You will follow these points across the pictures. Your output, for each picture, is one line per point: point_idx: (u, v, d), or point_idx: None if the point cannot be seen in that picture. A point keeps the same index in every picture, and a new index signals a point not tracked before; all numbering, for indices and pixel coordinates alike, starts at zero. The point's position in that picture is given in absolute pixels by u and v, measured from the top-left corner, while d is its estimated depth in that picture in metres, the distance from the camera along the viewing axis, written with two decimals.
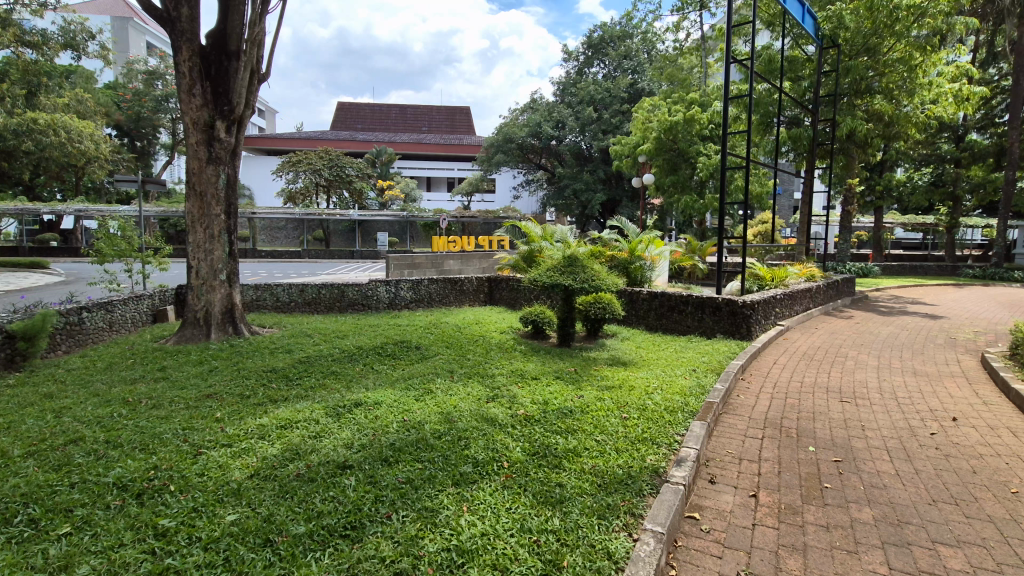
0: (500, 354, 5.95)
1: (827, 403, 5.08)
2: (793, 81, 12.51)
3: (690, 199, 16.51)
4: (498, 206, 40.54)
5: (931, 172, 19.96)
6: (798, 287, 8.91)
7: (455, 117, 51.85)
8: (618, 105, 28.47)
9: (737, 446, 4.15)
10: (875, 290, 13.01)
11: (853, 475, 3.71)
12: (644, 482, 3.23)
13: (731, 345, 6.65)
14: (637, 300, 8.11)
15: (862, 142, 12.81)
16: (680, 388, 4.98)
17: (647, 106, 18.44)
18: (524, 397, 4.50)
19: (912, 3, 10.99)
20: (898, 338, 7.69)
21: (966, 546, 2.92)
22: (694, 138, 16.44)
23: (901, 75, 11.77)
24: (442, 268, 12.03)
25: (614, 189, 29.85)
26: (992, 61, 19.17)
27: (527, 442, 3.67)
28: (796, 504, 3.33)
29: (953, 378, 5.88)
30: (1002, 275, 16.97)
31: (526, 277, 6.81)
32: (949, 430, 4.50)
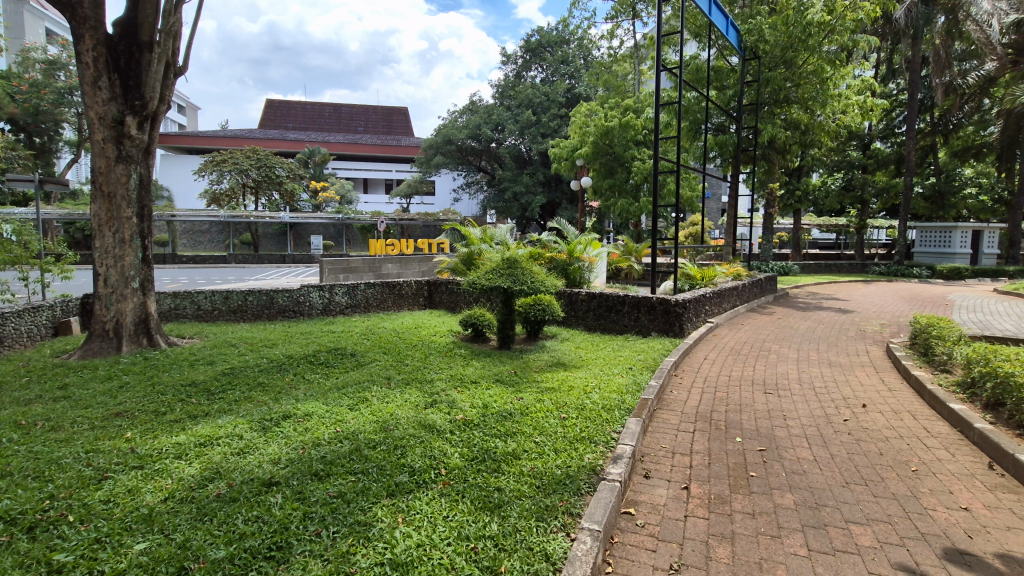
0: (440, 358, 5.87)
1: (752, 395, 5.37)
2: (718, 90, 13.18)
3: (626, 203, 17.04)
4: (438, 209, 40.15)
5: (842, 177, 21.44)
6: (725, 286, 9.36)
7: (392, 117, 50.97)
8: (555, 109, 29.02)
9: (669, 440, 4.28)
10: (795, 287, 13.89)
11: (775, 463, 3.92)
12: (582, 481, 3.27)
13: (665, 343, 6.88)
14: (576, 301, 8.26)
15: (781, 148, 13.66)
16: (617, 386, 5.10)
17: (583, 111, 18.91)
18: (463, 402, 4.45)
19: (823, 20, 11.87)
20: (815, 332, 8.25)
21: (874, 523, 3.15)
22: (629, 143, 17.04)
23: (814, 87, 12.67)
24: (379, 272, 11.78)
25: (553, 191, 30.36)
26: (892, 76, 21.06)
27: (465, 447, 3.62)
28: (724, 494, 3.48)
29: (863, 367, 6.36)
30: (904, 272, 18.62)
31: (464, 280, 6.77)
32: (859, 416, 4.86)
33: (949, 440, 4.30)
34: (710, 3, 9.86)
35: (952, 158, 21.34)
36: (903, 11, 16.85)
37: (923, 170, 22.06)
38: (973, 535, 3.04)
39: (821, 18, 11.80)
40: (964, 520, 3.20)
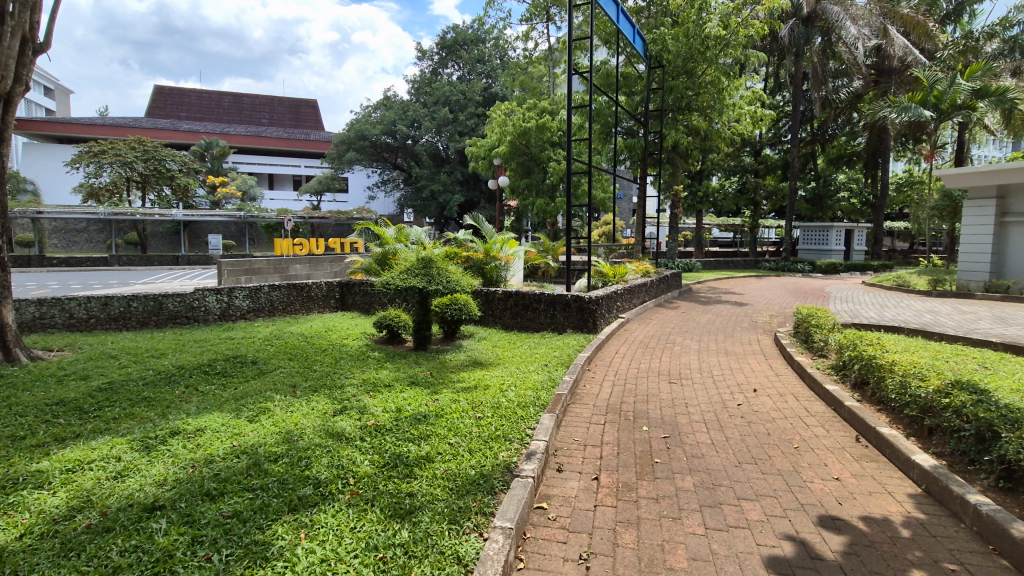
0: (352, 363, 5.64)
1: (658, 386, 5.67)
2: (627, 96, 13.80)
3: (543, 202, 17.38)
4: (352, 207, 38.70)
5: (737, 180, 23.31)
6: (635, 283, 9.81)
7: (300, 110, 48.50)
8: (472, 107, 29.07)
9: (582, 433, 4.42)
10: (698, 283, 14.85)
11: (677, 449, 4.16)
12: (496, 480, 3.27)
13: (579, 339, 7.09)
14: (493, 300, 8.30)
15: (684, 153, 14.57)
16: (533, 383, 5.18)
17: (501, 110, 19.12)
18: (375, 407, 4.31)
19: (719, 34, 12.78)
20: (715, 324, 8.89)
21: (762, 498, 3.43)
22: (544, 143, 17.41)
23: (712, 96, 13.63)
24: (286, 274, 11.18)
25: (471, 190, 30.35)
26: (778, 89, 23.18)
27: (376, 454, 3.50)
28: (631, 481, 3.64)
29: (754, 355, 6.93)
30: (790, 267, 20.53)
31: (378, 281, 6.55)
32: (751, 400, 5.28)
33: (825, 418, 4.80)
34: (618, 12, 10.26)
35: (829, 165, 23.85)
36: (786, 30, 18.55)
37: (805, 175, 24.48)
38: (842, 502, 3.41)
39: (717, 32, 12.70)
40: (835, 489, 3.57)
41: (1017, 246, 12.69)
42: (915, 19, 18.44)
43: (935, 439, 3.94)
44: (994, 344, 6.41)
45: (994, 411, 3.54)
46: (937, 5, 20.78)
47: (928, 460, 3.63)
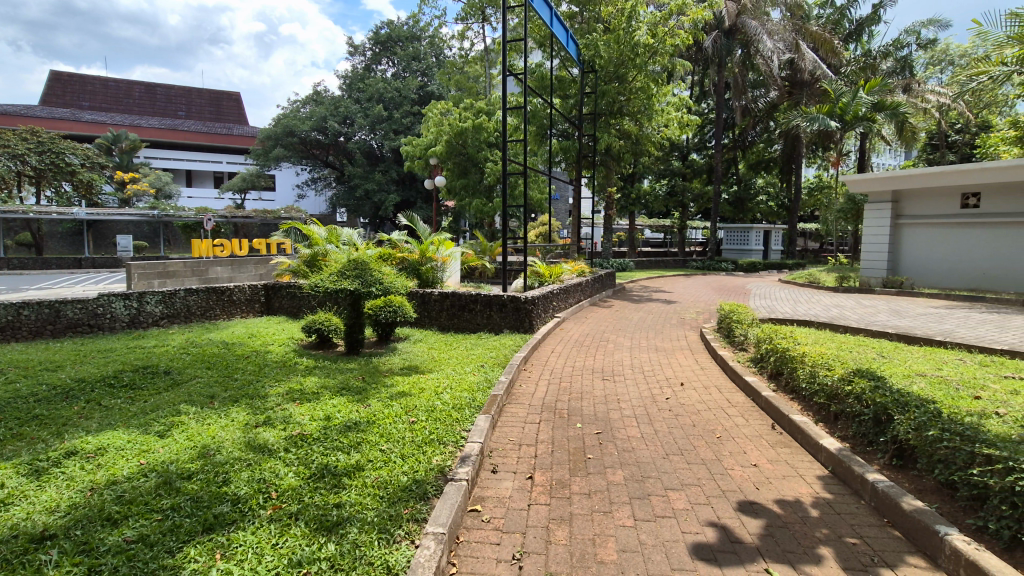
0: (278, 370, 5.39)
1: (592, 383, 5.80)
2: (562, 99, 14.03)
3: (480, 203, 17.35)
4: (281, 206, 37.02)
5: (667, 183, 24.35)
6: (570, 283, 9.99)
7: (221, 103, 45.71)
8: (407, 106, 28.59)
9: (517, 433, 4.44)
10: (631, 282, 15.39)
11: (609, 443, 4.28)
12: (428, 485, 3.22)
13: (516, 339, 7.13)
14: (429, 301, 8.19)
15: (616, 156, 15.04)
16: (468, 384, 5.15)
17: (437, 109, 18.92)
18: (301, 416, 4.14)
19: (647, 43, 13.30)
20: (646, 321, 9.22)
21: (687, 488, 3.59)
22: (481, 144, 17.40)
23: (641, 101, 14.16)
24: (205, 277, 10.53)
25: (408, 190, 29.85)
26: (703, 97, 24.40)
27: (302, 465, 3.36)
28: (564, 478, 3.69)
29: (682, 350, 7.26)
30: (715, 266, 21.70)
31: (306, 283, 6.28)
32: (678, 393, 5.52)
33: (745, 408, 5.09)
34: (551, 16, 10.37)
35: (749, 170, 25.41)
36: (710, 40, 19.54)
37: (728, 179, 25.92)
38: (759, 487, 3.62)
39: (645, 40, 13.22)
40: (753, 474, 3.80)
41: (910, 246, 14.06)
42: (823, 36, 20.00)
43: (840, 424, 4.27)
44: (890, 334, 7.06)
45: (888, 396, 3.89)
46: (840, 25, 22.62)
47: (834, 443, 3.94)
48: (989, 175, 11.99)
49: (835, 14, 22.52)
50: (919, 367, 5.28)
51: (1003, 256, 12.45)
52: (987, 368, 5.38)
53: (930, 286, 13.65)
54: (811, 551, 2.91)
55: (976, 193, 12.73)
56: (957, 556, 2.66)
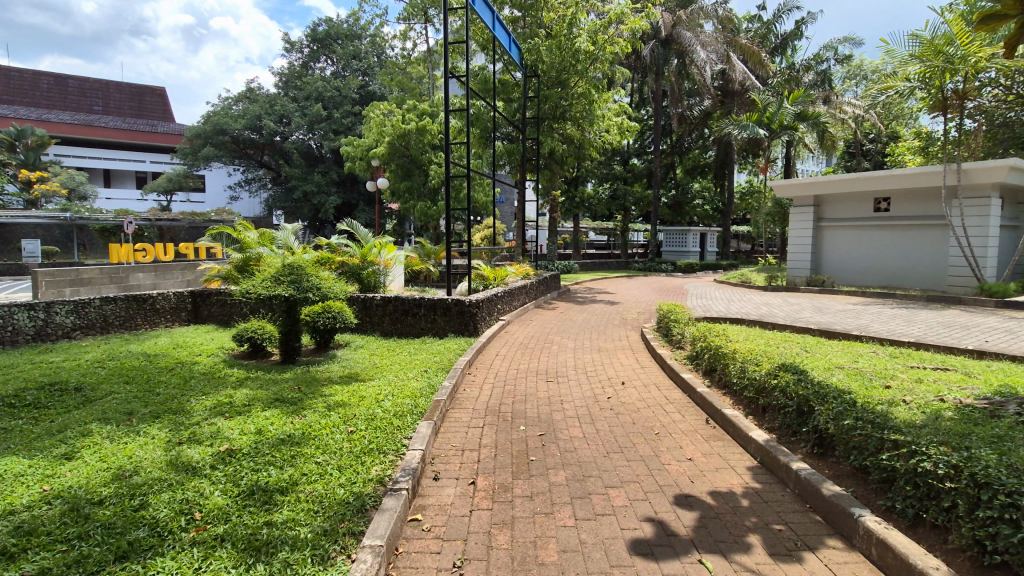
0: (205, 383, 5.10)
1: (536, 385, 5.84)
2: (505, 102, 14.08)
3: (425, 205, 17.16)
4: (212, 207, 35.12)
5: (609, 187, 25.01)
6: (515, 285, 10.03)
7: (144, 98, 42.85)
8: (348, 105, 27.83)
9: (460, 438, 4.40)
10: (576, 284, 15.67)
11: (552, 444, 4.32)
12: (366, 496, 3.12)
13: (460, 343, 7.09)
14: (371, 306, 8.00)
15: (560, 160, 15.28)
16: (411, 391, 5.06)
17: (379, 110, 18.58)
18: (231, 430, 3.94)
19: (587, 49, 13.62)
20: (589, 323, 9.40)
21: (627, 484, 3.68)
22: (425, 146, 17.24)
23: (583, 107, 14.47)
24: (124, 284, 9.87)
25: (349, 192, 29.10)
26: (642, 103, 25.23)
27: (230, 483, 3.19)
28: (507, 481, 3.69)
29: (623, 350, 7.45)
30: (655, 267, 22.46)
31: (237, 289, 5.99)
32: (620, 392, 5.65)
33: (682, 404, 5.28)
34: (493, 20, 10.41)
35: (686, 175, 26.46)
36: (647, 49, 20.21)
37: (667, 183, 26.90)
38: (694, 480, 3.76)
39: (586, 47, 13.54)
40: (688, 468, 3.94)
41: (831, 247, 15.08)
42: (751, 49, 21.14)
43: (767, 416, 4.51)
44: (812, 330, 7.54)
45: (809, 389, 4.14)
46: (767, 38, 23.99)
47: (762, 435, 4.15)
48: (897, 181, 13.09)
49: (762, 29, 23.89)
50: (838, 360, 5.67)
51: (910, 256, 13.58)
52: (896, 359, 5.84)
53: (848, 283, 14.68)
54: (741, 540, 3.05)
55: (886, 198, 13.83)
56: (869, 536, 2.86)
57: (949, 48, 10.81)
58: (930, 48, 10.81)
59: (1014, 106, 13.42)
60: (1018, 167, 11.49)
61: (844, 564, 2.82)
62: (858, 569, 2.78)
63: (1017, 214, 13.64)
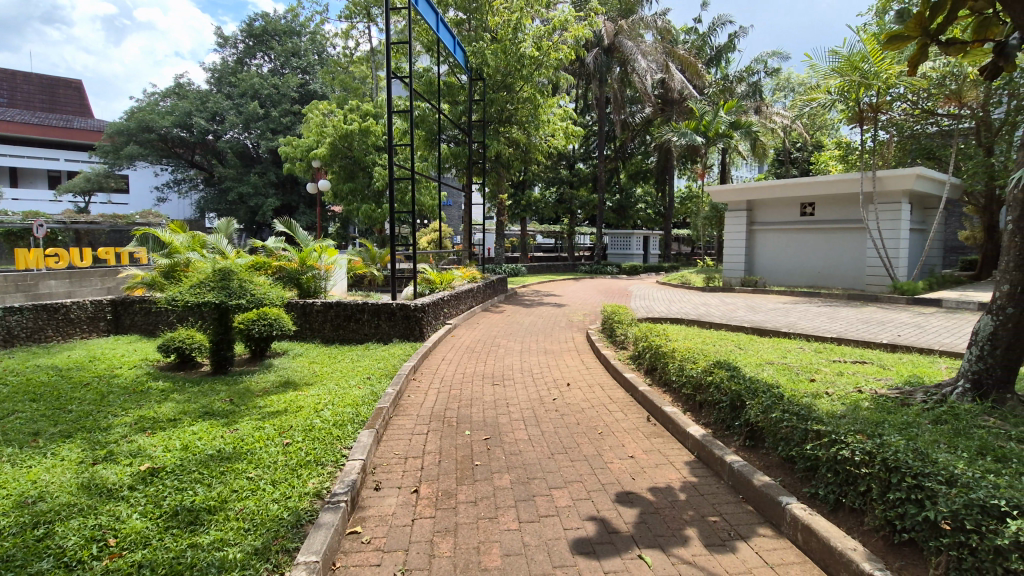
0: (126, 397, 4.76)
1: (482, 389, 5.81)
2: (451, 104, 14.01)
3: (369, 208, 16.76)
4: (136, 210, 32.87)
5: (556, 191, 25.40)
6: (461, 289, 9.97)
7: (57, 91, 39.66)
8: (287, 104, 26.79)
9: (403, 445, 4.31)
10: (523, 287, 15.75)
11: (497, 448, 4.31)
12: (302, 511, 3.00)
13: (405, 348, 6.96)
14: (311, 312, 7.72)
15: (506, 163, 15.36)
16: (352, 399, 4.91)
17: (320, 110, 18.07)
18: (154, 447, 3.69)
19: (532, 55, 13.80)
20: (536, 325, 9.48)
21: (570, 484, 3.71)
22: (369, 148, 16.90)
23: (529, 111, 14.65)
24: (33, 293, 9.07)
25: (289, 194, 28.05)
26: (587, 109, 25.78)
27: (151, 503, 2.98)
28: (451, 488, 3.64)
29: (569, 351, 7.56)
30: (601, 269, 22.95)
31: (162, 296, 5.63)
32: (565, 393, 5.72)
33: (624, 403, 5.40)
34: (438, 21, 10.31)
35: (629, 179, 27.21)
36: (591, 57, 20.73)
37: (612, 187, 27.57)
38: (635, 476, 3.85)
39: (531, 52, 13.70)
40: (630, 466, 4.03)
41: (762, 249, 15.93)
42: (688, 60, 22.04)
43: (704, 412, 4.69)
44: (745, 328, 7.92)
45: (741, 384, 4.33)
46: (703, 50, 25.10)
47: (699, 431, 4.31)
48: (819, 186, 14.12)
49: (698, 41, 24.99)
50: (768, 356, 5.97)
51: (832, 257, 14.54)
52: (820, 354, 6.22)
53: (779, 284, 15.52)
54: (678, 533, 3.14)
55: (811, 203, 14.77)
56: (796, 522, 3.02)
57: (864, 64, 11.64)
58: (848, 64, 11.63)
59: (919, 120, 14.65)
60: (924, 175, 12.56)
61: (773, 550, 2.97)
62: (785, 555, 2.93)
63: (924, 218, 14.91)
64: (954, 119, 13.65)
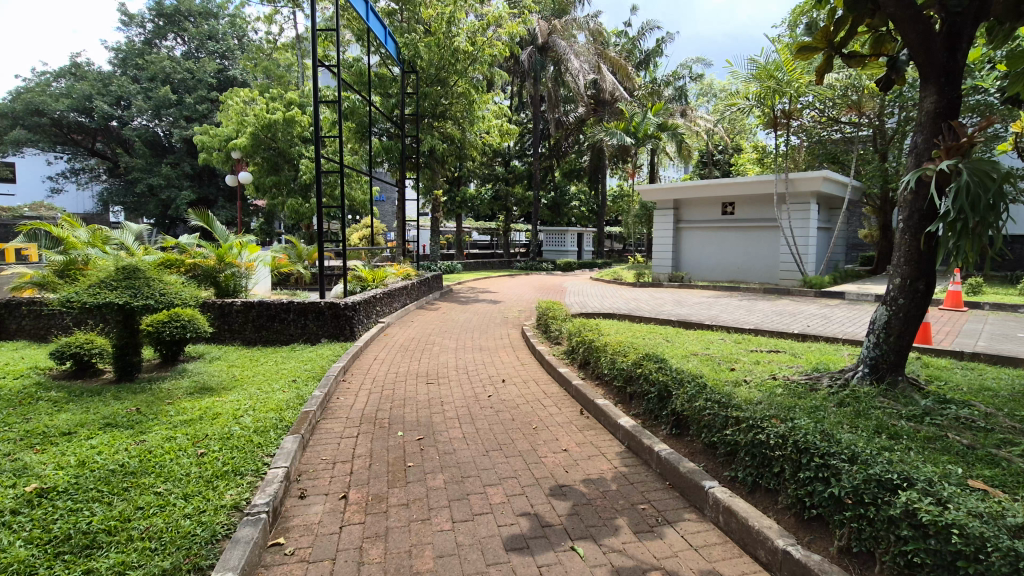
0: (10, 410, 4.25)
1: (416, 388, 5.69)
2: (382, 97, 13.67)
3: (295, 202, 15.99)
4: (24, 201, 29.57)
5: (491, 187, 25.39)
6: (395, 286, 9.71)
7: None
8: (204, 91, 25.01)
9: (331, 450, 4.12)
10: (459, 284, 15.60)
11: (430, 448, 4.22)
12: (217, 525, 2.80)
13: (334, 349, 6.70)
14: (229, 313, 7.24)
15: (441, 159, 15.14)
16: (275, 403, 4.64)
17: (240, 97, 17.05)
18: (43, 465, 3.31)
19: (466, 49, 13.66)
20: (471, 322, 9.42)
21: (505, 481, 3.70)
22: (294, 139, 16.12)
23: (463, 107, 14.53)
24: None
25: (206, 186, 26.26)
26: (521, 107, 25.95)
27: (39, 527, 2.68)
28: (382, 491, 3.53)
29: (504, 348, 7.56)
30: (536, 266, 23.18)
31: (55, 297, 5.08)
32: (500, 389, 5.72)
33: (558, 398, 5.47)
34: (368, 10, 9.96)
35: (564, 177, 27.65)
36: (525, 54, 20.85)
37: (546, 185, 27.93)
38: (568, 469, 3.90)
39: (465, 47, 13.56)
40: (563, 459, 4.09)
41: (687, 246, 16.71)
42: (619, 62, 22.70)
43: (634, 403, 4.83)
44: (672, 322, 8.26)
45: (667, 375, 4.49)
46: (632, 53, 25.94)
47: (629, 421, 4.43)
48: (738, 187, 15.00)
49: (628, 44, 25.81)
50: (693, 348, 6.26)
51: (750, 253, 15.49)
52: (739, 344, 6.60)
53: (703, 278, 16.35)
54: (609, 522, 3.22)
55: (731, 203, 15.69)
56: (717, 505, 3.17)
57: (778, 73, 12.45)
58: (763, 72, 12.41)
59: (825, 126, 15.88)
60: (829, 177, 13.66)
61: (697, 533, 3.10)
62: (708, 537, 3.07)
63: (829, 218, 16.22)
64: (855, 127, 14.93)
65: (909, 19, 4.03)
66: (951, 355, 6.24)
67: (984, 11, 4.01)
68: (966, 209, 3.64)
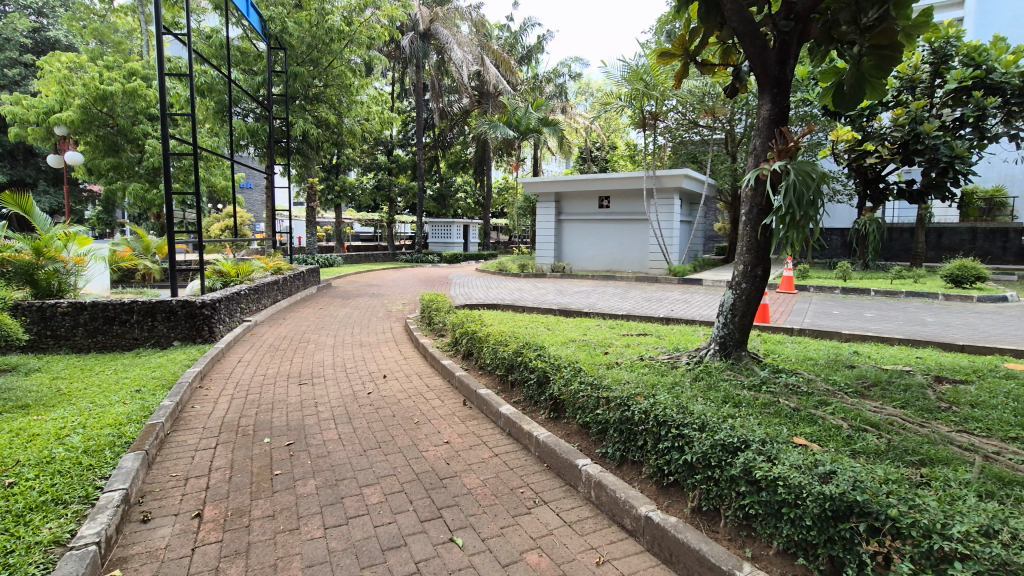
0: None
1: (287, 390, 5.29)
2: (246, 74, 12.53)
3: (139, 186, 14.05)
4: None
5: (373, 176, 24.44)
6: (263, 282, 8.97)
7: None
8: (14, 52, 20.99)
9: (184, 465, 3.69)
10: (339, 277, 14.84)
11: (301, 453, 3.95)
12: (30, 565, 2.37)
13: (190, 352, 6.02)
14: (53, 316, 6.18)
15: (315, 144, 14.22)
16: (112, 417, 4.04)
17: (63, 62, 14.58)
18: None
19: (341, 29, 12.94)
20: (351, 317, 9.01)
21: (383, 479, 3.58)
22: (138, 115, 14.18)
23: (338, 90, 13.80)
24: None
25: (21, 167, 22.14)
26: (404, 94, 25.31)
27: None
28: (243, 505, 3.23)
29: (386, 343, 7.33)
30: (421, 258, 22.75)
31: None
32: (381, 386, 5.53)
33: (441, 390, 5.42)
34: None
35: (449, 169, 27.45)
36: (406, 40, 20.09)
37: (431, 176, 27.54)
38: (449, 461, 3.88)
39: (340, 27, 12.83)
40: (444, 451, 4.05)
41: (567, 237, 17.48)
42: (502, 56, 23.03)
43: (515, 390, 4.93)
44: (552, 310, 8.61)
45: (546, 362, 4.64)
46: (514, 48, 26.45)
47: (510, 409, 4.50)
48: (613, 183, 15.96)
49: (510, 39, 26.26)
50: (570, 334, 6.56)
51: (622, 244, 16.62)
52: (612, 329, 7.04)
53: (581, 268, 17.22)
54: (488, 510, 3.25)
55: (606, 197, 16.66)
56: (589, 481, 3.35)
57: (645, 76, 13.45)
58: (634, 75, 13.36)
59: (686, 128, 17.45)
60: (689, 175, 15.08)
61: (570, 509, 3.25)
62: (581, 512, 3.23)
63: (690, 212, 17.92)
64: (710, 130, 16.60)
65: (748, 35, 4.50)
66: (784, 331, 7.20)
67: (806, 32, 4.53)
68: (792, 204, 4.20)
